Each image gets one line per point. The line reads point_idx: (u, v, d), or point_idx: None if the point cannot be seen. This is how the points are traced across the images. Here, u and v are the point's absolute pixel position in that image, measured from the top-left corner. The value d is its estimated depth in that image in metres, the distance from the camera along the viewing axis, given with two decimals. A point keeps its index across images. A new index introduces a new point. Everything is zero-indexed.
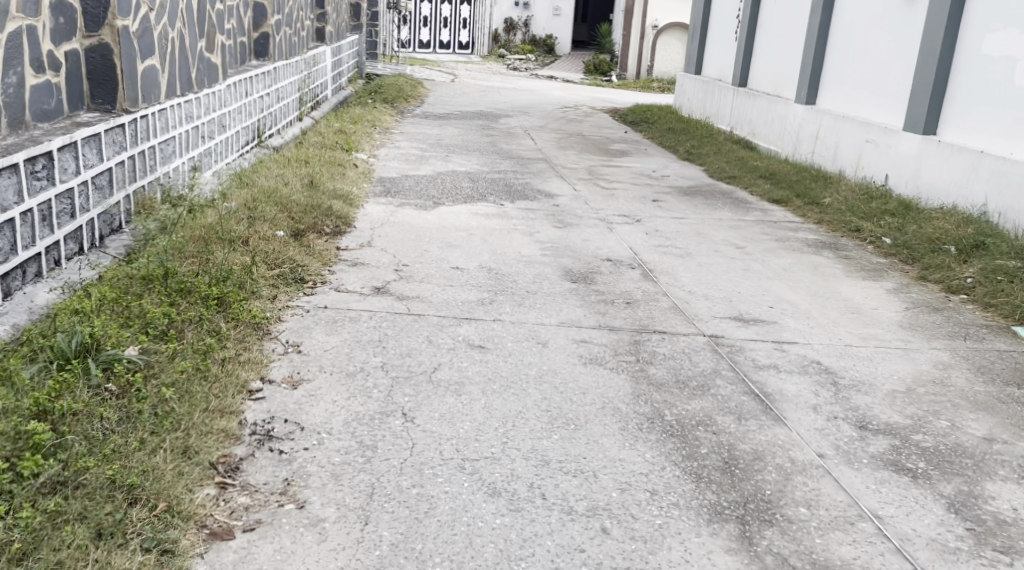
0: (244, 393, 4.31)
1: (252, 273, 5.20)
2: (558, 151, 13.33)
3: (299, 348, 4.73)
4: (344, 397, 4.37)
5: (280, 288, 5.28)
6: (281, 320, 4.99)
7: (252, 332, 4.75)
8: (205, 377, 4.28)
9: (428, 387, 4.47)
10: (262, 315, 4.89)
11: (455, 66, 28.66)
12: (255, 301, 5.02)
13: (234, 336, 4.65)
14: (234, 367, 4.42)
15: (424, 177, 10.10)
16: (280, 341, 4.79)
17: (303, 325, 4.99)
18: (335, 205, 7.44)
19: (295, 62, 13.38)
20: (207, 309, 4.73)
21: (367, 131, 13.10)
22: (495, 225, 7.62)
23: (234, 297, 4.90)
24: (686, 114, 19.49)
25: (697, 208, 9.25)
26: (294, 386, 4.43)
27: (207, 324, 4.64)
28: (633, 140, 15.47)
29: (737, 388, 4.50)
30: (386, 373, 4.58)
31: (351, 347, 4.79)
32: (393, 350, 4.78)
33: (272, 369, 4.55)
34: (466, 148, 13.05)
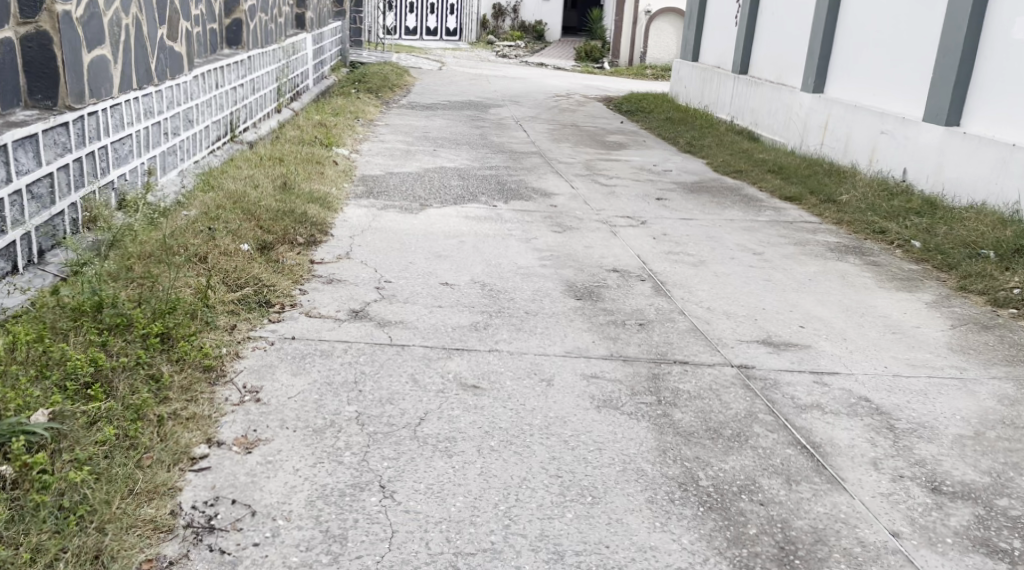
0: (183, 464, 3.63)
1: (206, 300, 4.50)
2: (552, 144, 12.64)
3: (256, 396, 4.05)
4: (311, 463, 3.70)
5: (238, 316, 4.58)
6: (239, 357, 4.30)
7: (197, 378, 4.05)
8: (132, 449, 3.60)
9: (412, 446, 3.80)
10: (213, 354, 4.20)
11: (443, 54, 27.89)
12: (208, 335, 4.33)
13: (178, 384, 3.96)
14: (171, 430, 3.74)
15: (409, 174, 9.39)
16: (235, 387, 4.10)
17: (265, 363, 4.31)
18: (311, 211, 6.74)
19: (271, 51, 12.64)
20: (146, 350, 4.03)
21: (349, 124, 12.38)
22: (488, 232, 6.94)
23: (179, 335, 4.20)
24: (684, 102, 18.79)
25: (705, 207, 8.58)
26: (248, 451, 3.75)
27: (144, 371, 3.94)
28: (629, 131, 14.79)
29: (780, 444, 3.87)
30: (361, 428, 3.89)
31: (321, 392, 4.10)
32: (370, 396, 4.09)
33: (221, 427, 3.87)
34: (455, 141, 12.35)
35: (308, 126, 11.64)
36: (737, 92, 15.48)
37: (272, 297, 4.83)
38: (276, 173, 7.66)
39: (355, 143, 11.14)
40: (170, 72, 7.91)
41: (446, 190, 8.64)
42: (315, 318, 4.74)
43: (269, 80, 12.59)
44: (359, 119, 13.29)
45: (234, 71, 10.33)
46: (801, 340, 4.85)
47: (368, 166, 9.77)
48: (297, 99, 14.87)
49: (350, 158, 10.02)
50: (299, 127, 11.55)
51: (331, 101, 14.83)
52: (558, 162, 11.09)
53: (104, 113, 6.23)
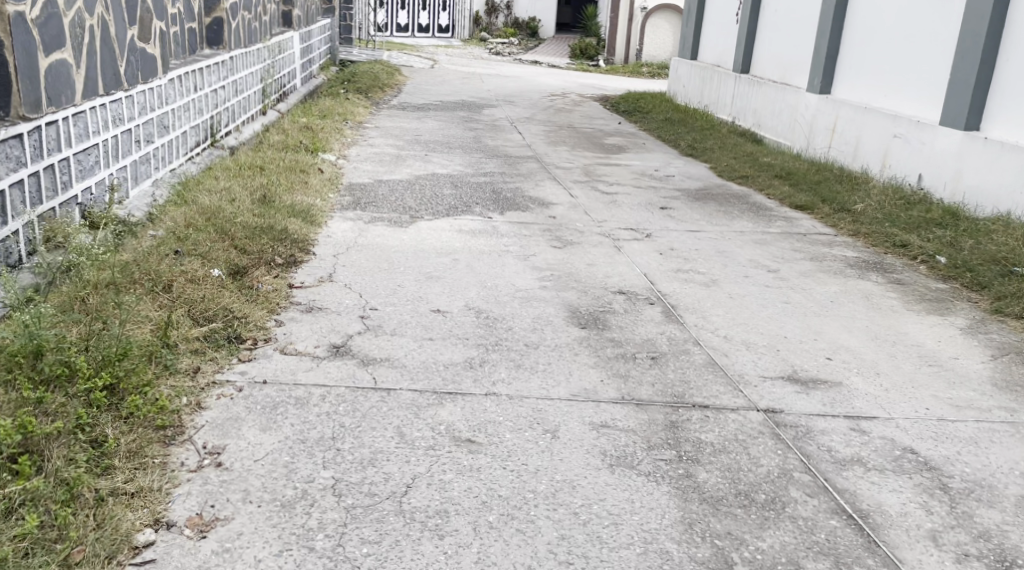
0: (122, 557, 3.18)
1: (163, 344, 4.06)
2: (548, 147, 12.18)
3: (217, 461, 3.62)
4: (275, 552, 3.24)
5: (204, 356, 4.16)
6: (199, 411, 3.86)
7: (148, 441, 3.63)
8: (59, 542, 3.14)
9: (397, 524, 3.35)
10: (167, 412, 3.75)
11: (435, 52, 27.39)
12: (164, 386, 3.88)
13: (123, 453, 3.51)
14: (109, 513, 3.29)
15: (400, 183, 8.93)
16: (193, 449, 3.68)
17: (230, 416, 3.87)
18: (292, 227, 6.28)
19: (253, 52, 12.15)
20: (87, 411, 3.57)
21: (336, 127, 11.90)
22: (483, 248, 6.49)
23: (128, 386, 3.78)
24: (682, 102, 18.33)
25: (711, 217, 8.12)
26: (202, 536, 3.30)
27: (82, 439, 3.49)
28: (627, 133, 14.33)
29: (824, 515, 3.44)
30: (337, 501, 3.45)
31: (292, 455, 3.66)
32: (348, 460, 3.64)
33: (173, 503, 3.42)
34: (448, 145, 11.89)
35: (294, 129, 11.17)
36: (738, 91, 15.03)
37: (242, 332, 4.39)
38: (256, 184, 7.20)
39: (342, 148, 10.67)
40: (142, 75, 7.45)
41: (439, 200, 8.18)
42: (290, 355, 4.31)
43: (252, 82, 12.11)
44: (348, 122, 12.81)
45: (212, 74, 9.85)
46: (830, 375, 4.40)
47: (356, 174, 9.31)
48: (283, 100, 14.38)
49: (336, 164, 9.56)
50: (284, 131, 11.08)
51: (319, 102, 14.34)
52: (555, 167, 10.63)
53: (65, 121, 5.77)
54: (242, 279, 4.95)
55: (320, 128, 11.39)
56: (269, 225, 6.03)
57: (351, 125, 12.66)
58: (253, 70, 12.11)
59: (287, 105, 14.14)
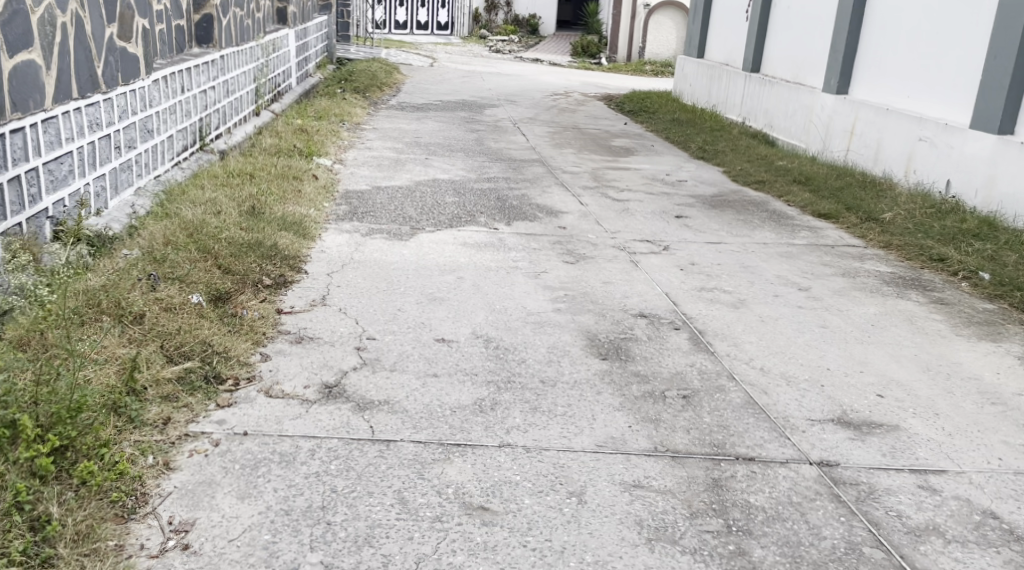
0: None
1: (121, 396, 3.61)
2: (553, 149, 11.69)
3: (184, 541, 3.17)
4: None
5: (176, 403, 3.74)
6: (165, 477, 3.42)
7: (100, 520, 3.16)
8: None
9: None
10: (125, 483, 3.31)
11: (434, 50, 26.87)
12: (124, 447, 3.44)
13: (71, 537, 3.06)
14: None
15: (400, 190, 8.44)
16: (157, 525, 3.22)
17: (204, 481, 3.42)
18: (282, 242, 5.79)
19: (245, 51, 11.65)
20: (32, 485, 3.12)
21: (332, 129, 11.41)
22: (489, 266, 6.01)
23: (82, 447, 3.33)
24: (689, 101, 17.84)
25: (731, 226, 7.63)
26: None
27: (23, 519, 3.04)
28: (633, 134, 13.84)
29: None
30: None
31: (278, 530, 3.22)
32: (345, 535, 3.20)
33: None
34: (448, 147, 11.40)
35: (288, 132, 10.66)
36: (748, 91, 14.54)
37: (222, 369, 3.94)
38: (244, 194, 6.70)
39: (338, 152, 10.19)
40: (122, 76, 6.98)
41: (441, 209, 7.69)
42: (276, 399, 3.86)
43: (244, 82, 11.62)
44: (344, 123, 12.32)
45: (197, 75, 9.36)
46: (883, 417, 3.94)
47: (354, 180, 8.82)
48: (277, 101, 13.87)
49: (331, 169, 9.08)
50: (277, 134, 10.57)
51: (314, 103, 13.84)
52: (562, 172, 10.13)
53: (33, 127, 5.31)
54: (224, 305, 4.50)
55: (316, 131, 10.89)
56: (256, 241, 5.54)
57: (348, 127, 12.16)
58: (244, 69, 11.62)
59: (282, 106, 13.63)
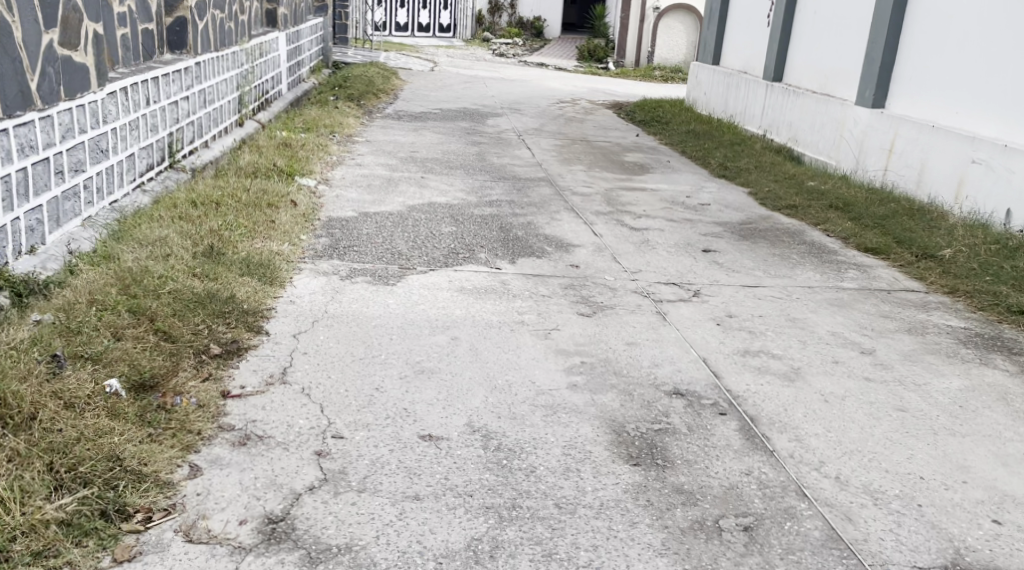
0: None
1: None
2: (561, 166, 10.76)
3: None
4: None
5: (52, 562, 3.07)
6: None
7: None
8: None
9: None
10: None
11: (435, 53, 25.91)
12: None
13: None
14: None
15: (392, 217, 7.54)
16: None
17: None
18: (239, 295, 4.86)
19: (225, 55, 10.70)
20: None
21: (320, 143, 10.47)
22: (490, 319, 5.08)
23: None
24: (704, 111, 16.91)
25: (767, 263, 6.67)
26: None
27: None
28: (647, 148, 12.89)
29: None
30: None
31: None
32: None
33: None
34: (447, 163, 10.46)
35: (271, 147, 9.71)
36: (770, 101, 13.60)
37: (128, 500, 3.30)
38: (204, 227, 5.76)
39: (324, 169, 9.23)
40: (66, 90, 6.08)
41: (436, 242, 6.78)
42: (196, 545, 3.22)
43: (224, 90, 10.69)
44: (335, 136, 11.38)
45: (165, 85, 8.42)
46: (1009, 561, 3.24)
47: (341, 204, 7.90)
48: (264, 109, 12.92)
49: (314, 193, 8.13)
50: (259, 149, 9.63)
51: (305, 112, 12.89)
52: (571, 193, 9.21)
53: None
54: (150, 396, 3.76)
55: (302, 145, 9.95)
56: (208, 293, 4.59)
57: (338, 140, 11.22)
58: (225, 76, 10.70)
59: (269, 115, 12.70)
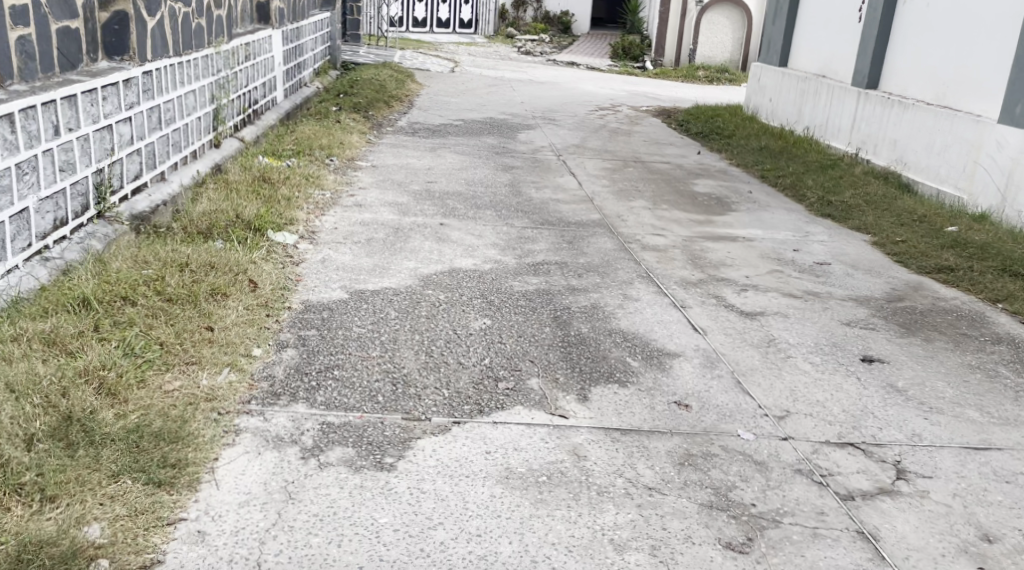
0: None
1: None
2: (620, 202, 8.49)
3: None
4: None
5: None
6: None
7: None
8: None
9: None
10: None
11: (456, 51, 23.59)
12: None
13: None
14: None
15: (406, 298, 5.30)
16: None
17: None
18: (94, 533, 3.03)
19: (192, 60, 8.34)
20: None
21: (314, 173, 8.20)
22: (566, 565, 3.07)
23: None
24: (770, 122, 14.58)
25: (974, 391, 4.41)
26: None
27: None
28: (717, 173, 10.56)
29: None
30: None
31: None
32: None
33: None
34: (475, 198, 8.19)
35: (244, 182, 7.41)
36: (869, 114, 11.29)
37: None
38: (79, 358, 3.66)
39: (311, 217, 6.96)
40: None
41: (462, 353, 4.45)
42: None
43: (190, 107, 8.37)
44: (332, 162, 9.06)
45: (88, 106, 6.05)
46: None
47: (329, 275, 5.64)
48: (250, 123, 10.64)
49: (293, 257, 5.83)
50: (228, 185, 7.33)
51: (299, 128, 10.56)
52: (644, 246, 6.94)
53: None
54: None
55: (290, 178, 7.67)
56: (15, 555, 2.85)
57: (335, 168, 8.90)
58: (192, 88, 8.40)
59: (255, 131, 10.41)
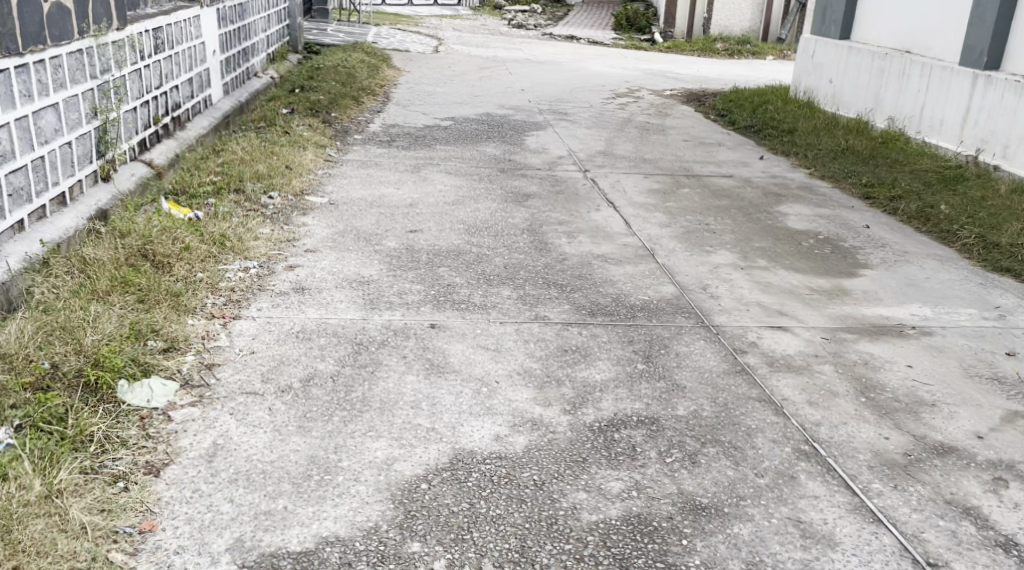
0: None
1: None
2: (696, 258, 5.80)
3: None
4: None
5: None
6: None
7: None
8: None
9: None
10: None
11: (439, 26, 20.68)
12: None
13: None
14: None
15: (365, 566, 2.89)
16: None
17: None
18: None
19: (41, 59, 5.61)
20: None
21: (235, 233, 5.48)
22: None
23: None
24: (835, 109, 11.88)
25: None
26: None
27: None
28: (802, 193, 7.84)
29: None
30: None
31: None
32: None
33: None
34: (482, 261, 5.53)
35: (109, 257, 4.64)
36: (990, 105, 8.63)
37: None
38: None
39: (211, 324, 4.24)
40: None
41: None
42: None
43: (44, 131, 5.64)
44: (271, 206, 6.42)
45: None
46: None
47: (218, 494, 3.11)
48: (161, 139, 7.89)
49: (156, 458, 3.23)
50: (82, 264, 4.59)
51: (231, 145, 7.84)
52: (772, 357, 4.21)
53: None
54: None
55: (191, 245, 4.94)
56: None
57: (272, 216, 6.19)
58: (43, 104, 5.64)
59: (169, 153, 7.70)
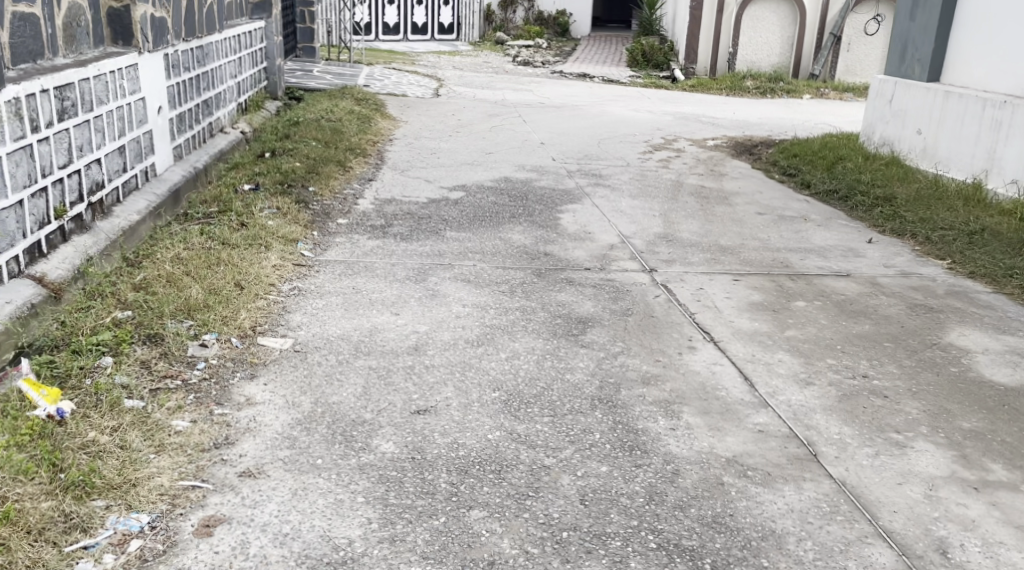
0: None
1: None
2: (888, 463, 3.57)
3: None
4: None
5: None
6: None
7: None
8: None
9: None
10: None
11: (439, 65, 18.46)
12: None
13: None
14: None
15: None
16: None
17: None
18: None
19: None
20: None
21: (116, 455, 3.30)
22: None
23: None
24: (924, 166, 9.63)
25: None
26: None
27: None
28: (961, 307, 5.61)
29: None
30: None
31: None
32: None
33: None
34: (539, 487, 3.31)
35: None
36: None
37: None
38: None
39: None
40: None
41: None
42: None
43: None
44: (200, 364, 4.17)
45: None
46: None
47: None
48: (65, 238, 5.61)
49: None
50: None
51: (161, 248, 5.59)
52: None
53: None
54: None
55: (15, 506, 2.96)
56: None
57: (196, 389, 3.96)
58: None
59: (70, 262, 5.43)
